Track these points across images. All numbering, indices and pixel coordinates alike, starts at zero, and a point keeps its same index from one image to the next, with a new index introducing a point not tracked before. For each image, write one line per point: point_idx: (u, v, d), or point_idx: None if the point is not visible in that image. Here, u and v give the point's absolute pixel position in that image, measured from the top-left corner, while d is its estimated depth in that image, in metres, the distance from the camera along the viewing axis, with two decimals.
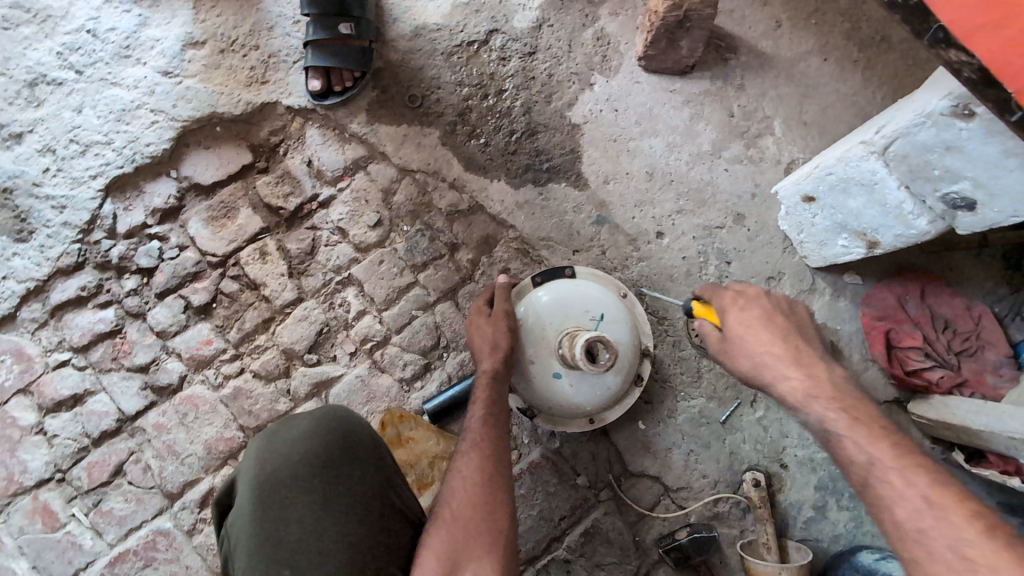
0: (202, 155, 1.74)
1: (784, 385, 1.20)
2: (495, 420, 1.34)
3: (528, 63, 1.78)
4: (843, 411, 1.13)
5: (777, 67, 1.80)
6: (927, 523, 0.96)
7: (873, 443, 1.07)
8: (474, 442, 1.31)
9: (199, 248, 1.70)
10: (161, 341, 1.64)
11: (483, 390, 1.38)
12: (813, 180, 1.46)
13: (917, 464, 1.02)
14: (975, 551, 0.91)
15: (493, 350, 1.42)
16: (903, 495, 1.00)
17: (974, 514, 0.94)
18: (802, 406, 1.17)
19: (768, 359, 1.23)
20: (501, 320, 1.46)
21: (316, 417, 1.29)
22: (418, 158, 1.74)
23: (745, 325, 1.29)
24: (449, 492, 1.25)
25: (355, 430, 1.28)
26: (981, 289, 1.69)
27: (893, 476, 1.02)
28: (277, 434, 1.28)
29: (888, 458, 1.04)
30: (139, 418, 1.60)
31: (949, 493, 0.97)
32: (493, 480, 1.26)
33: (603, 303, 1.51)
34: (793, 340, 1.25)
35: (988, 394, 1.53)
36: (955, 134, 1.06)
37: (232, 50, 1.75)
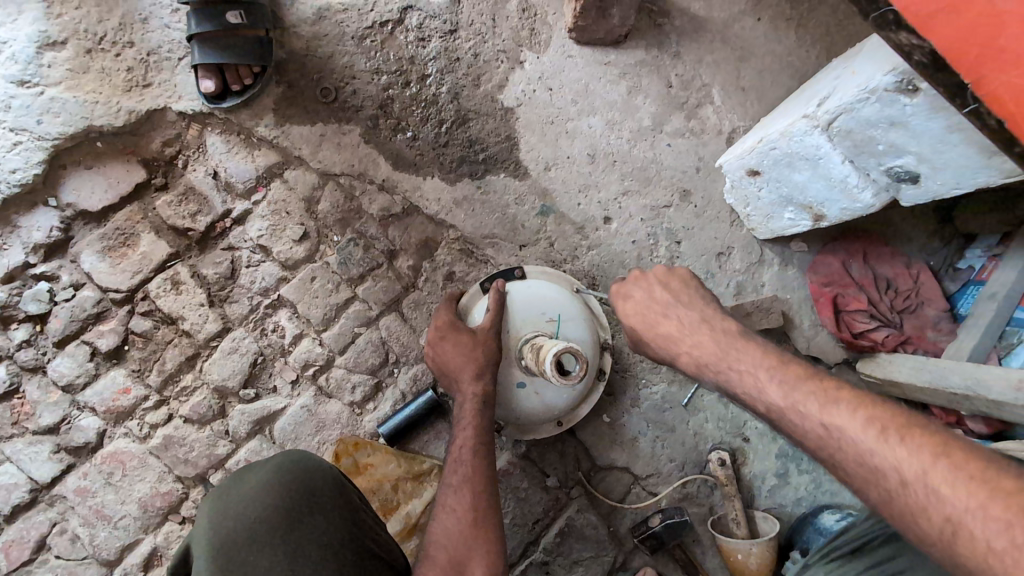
0: (85, 177, 1.50)
1: (682, 358, 1.15)
2: (485, 451, 1.28)
3: (450, 42, 1.62)
4: (729, 365, 1.04)
5: (711, 30, 1.71)
6: (830, 444, 0.86)
7: (761, 384, 0.97)
8: (464, 477, 1.24)
9: (98, 285, 1.49)
10: (69, 397, 1.45)
11: (471, 415, 1.30)
12: (756, 155, 1.41)
13: (805, 390, 0.91)
14: (880, 457, 0.80)
15: (478, 370, 1.33)
16: (801, 427, 0.90)
17: (871, 414, 0.83)
18: (706, 366, 1.09)
19: (663, 339, 1.20)
20: (482, 337, 1.37)
21: (270, 465, 1.19)
22: (340, 160, 1.58)
23: (638, 307, 1.28)
24: (441, 536, 1.18)
25: (317, 472, 1.20)
26: (915, 245, 1.74)
27: (785, 413, 0.92)
28: (227, 491, 1.17)
29: (776, 398, 0.94)
30: (56, 485, 1.42)
31: (840, 406, 0.86)
32: (488, 516, 1.21)
33: (560, 304, 1.46)
34: (682, 310, 1.21)
35: (929, 350, 1.58)
36: (899, 110, 1.02)
37: (101, 50, 1.49)
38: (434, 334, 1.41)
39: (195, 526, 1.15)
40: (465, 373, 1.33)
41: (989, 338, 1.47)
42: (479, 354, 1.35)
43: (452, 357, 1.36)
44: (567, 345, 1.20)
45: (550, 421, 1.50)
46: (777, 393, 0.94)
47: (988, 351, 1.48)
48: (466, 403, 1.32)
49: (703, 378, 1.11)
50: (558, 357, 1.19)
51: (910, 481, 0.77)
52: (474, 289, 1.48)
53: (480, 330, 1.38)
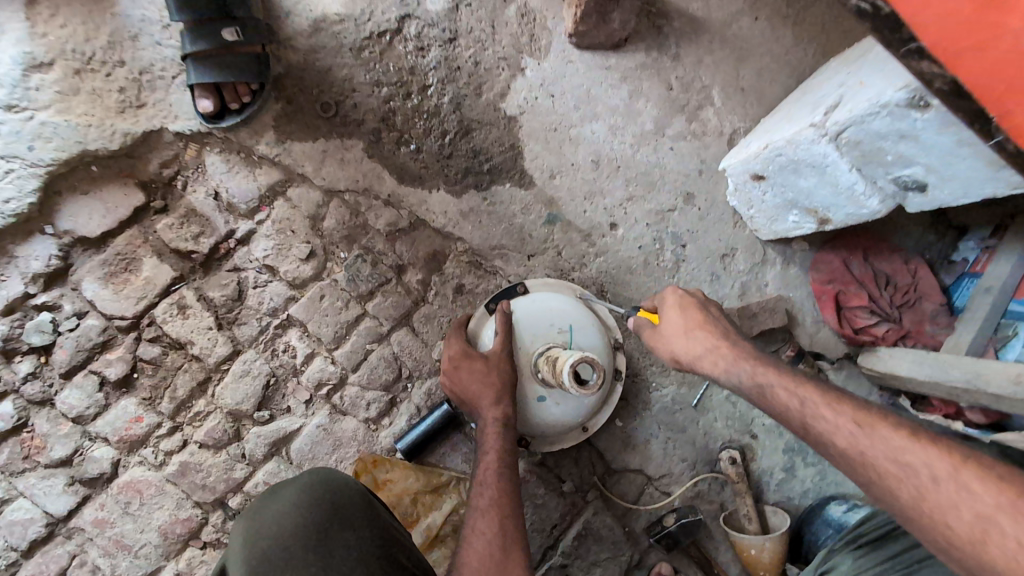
0: (81, 203, 1.46)
1: (716, 356, 1.12)
2: (510, 471, 1.29)
3: (450, 51, 1.59)
4: (767, 367, 1.05)
5: (710, 31, 1.71)
6: (863, 444, 0.87)
7: (798, 385, 0.98)
8: (492, 498, 1.24)
9: (102, 313, 1.46)
10: (80, 428, 1.43)
11: (492, 438, 1.31)
12: (761, 161, 1.42)
13: (840, 395, 0.94)
14: (913, 456, 0.83)
15: (494, 393, 1.35)
16: (837, 424, 0.91)
17: (904, 422, 0.87)
18: (728, 372, 1.09)
19: (699, 336, 1.16)
20: (495, 358, 1.39)
21: (301, 485, 1.20)
22: (344, 176, 1.56)
23: (681, 309, 1.22)
24: (472, 559, 1.16)
25: (345, 491, 1.21)
26: (911, 240, 1.78)
27: (821, 408, 0.93)
28: (258, 512, 1.16)
29: (814, 396, 0.95)
30: (73, 518, 1.42)
31: (871, 410, 0.90)
32: (518, 537, 1.20)
33: (570, 314, 1.48)
34: (719, 321, 1.18)
35: (928, 344, 1.62)
36: (910, 124, 1.03)
37: (91, 69, 1.44)
38: (447, 360, 1.42)
39: (228, 552, 1.14)
40: (484, 394, 1.35)
41: (986, 332, 1.51)
42: (496, 375, 1.37)
43: (467, 381, 1.37)
44: (581, 355, 1.21)
45: (574, 429, 1.52)
46: (814, 395, 0.96)
47: (985, 343, 1.51)
48: (487, 425, 1.33)
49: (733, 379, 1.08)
50: (575, 368, 1.20)
51: (943, 477, 0.79)
52: (481, 311, 1.50)
53: (492, 351, 1.40)
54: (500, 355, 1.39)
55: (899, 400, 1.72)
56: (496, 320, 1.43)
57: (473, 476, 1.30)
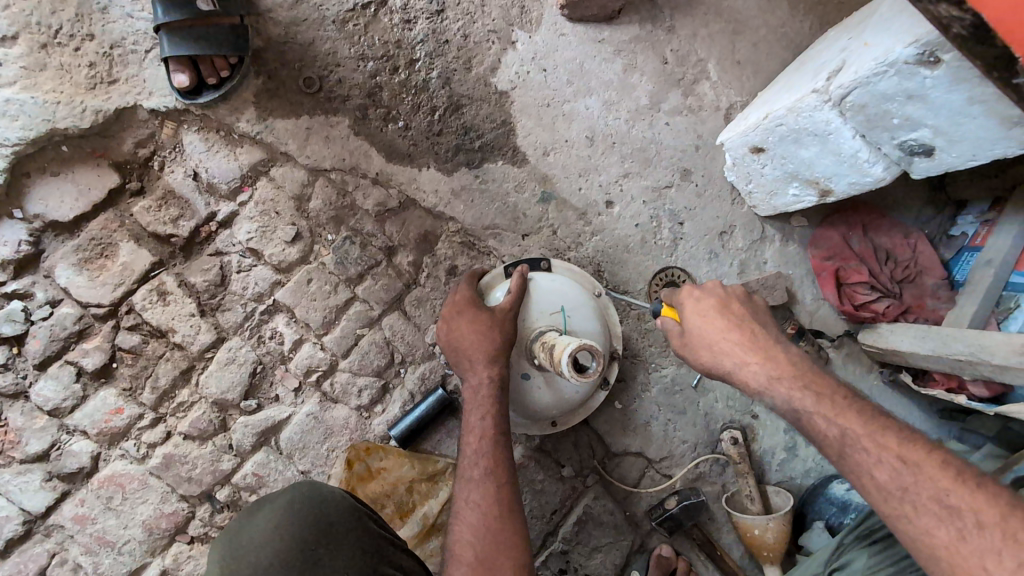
0: (52, 185, 1.39)
1: (744, 373, 1.11)
2: (502, 441, 1.24)
3: (438, 23, 1.53)
4: (806, 389, 1.04)
5: (705, 2, 1.66)
6: (907, 481, 0.89)
7: (839, 413, 0.99)
8: (485, 469, 1.21)
9: (77, 300, 1.39)
10: (57, 421, 1.36)
11: (488, 403, 1.26)
12: (761, 132, 1.38)
13: (884, 425, 0.95)
14: (957, 497, 0.85)
15: (494, 357, 1.28)
16: (879, 459, 0.93)
17: (949, 461, 0.89)
18: (765, 389, 1.08)
19: (725, 347, 1.13)
20: (501, 318, 1.31)
21: (283, 503, 1.13)
22: (329, 154, 1.49)
23: (708, 311, 1.18)
24: (465, 532, 1.16)
25: (329, 505, 1.14)
26: (909, 215, 1.76)
27: (864, 442, 0.95)
28: (238, 535, 1.10)
29: (856, 427, 0.96)
30: (51, 515, 1.35)
31: (918, 445, 0.92)
32: (511, 509, 1.19)
33: (566, 296, 1.41)
34: (750, 326, 1.15)
35: (929, 318, 1.60)
36: (918, 83, 1.00)
37: (58, 44, 1.37)
38: (451, 315, 1.35)
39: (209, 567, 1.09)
40: (480, 356, 1.28)
41: (987, 305, 1.49)
42: (496, 337, 1.29)
43: (467, 339, 1.30)
44: (581, 342, 1.12)
45: (540, 421, 1.46)
46: (857, 424, 0.97)
47: (987, 316, 1.49)
48: (481, 388, 1.27)
49: (763, 398, 1.09)
50: (573, 355, 1.11)
51: (988, 524, 0.82)
52: (500, 270, 1.45)
53: (499, 310, 1.32)
54: (509, 317, 1.32)
55: (900, 375, 1.70)
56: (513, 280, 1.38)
57: (464, 442, 1.25)
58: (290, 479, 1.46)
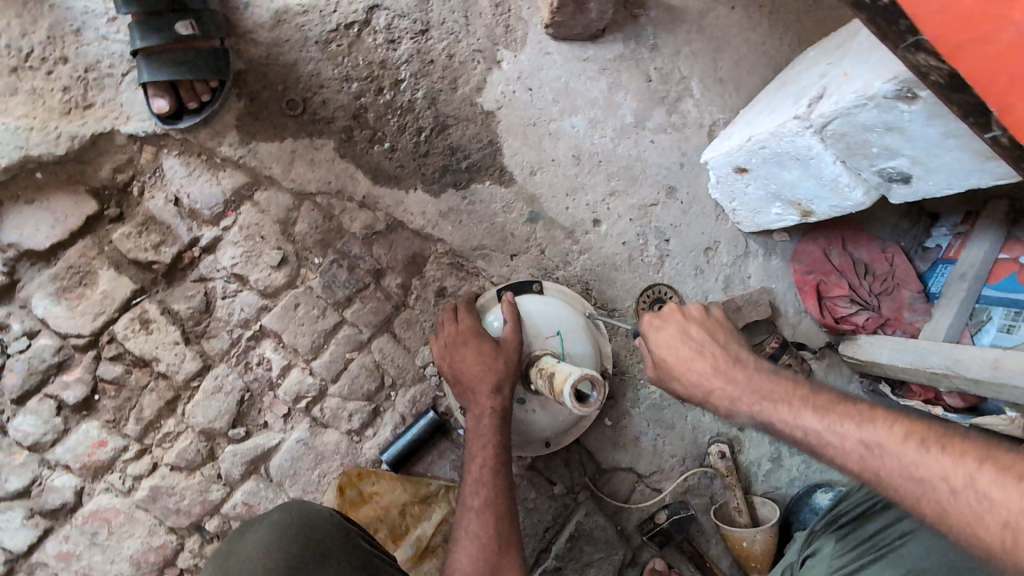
0: (27, 213, 1.35)
1: (713, 399, 1.07)
2: (504, 471, 1.24)
3: (422, 43, 1.53)
4: (762, 398, 1.00)
5: (688, 21, 1.68)
6: (876, 465, 0.84)
7: (795, 411, 0.95)
8: (485, 502, 1.21)
9: (56, 331, 1.35)
10: (37, 456, 1.33)
11: (490, 435, 1.26)
12: (745, 153, 1.40)
13: (839, 412, 0.90)
14: (928, 468, 0.80)
15: (497, 388, 1.28)
16: (841, 446, 0.88)
17: (913, 431, 0.83)
18: (729, 415, 1.05)
19: (692, 380, 1.10)
20: (505, 348, 1.33)
21: (271, 524, 1.12)
22: (315, 177, 1.48)
23: (674, 336, 1.15)
24: (465, 563, 1.14)
25: (318, 523, 1.14)
26: (887, 228, 1.81)
27: (824, 436, 0.90)
28: (229, 555, 1.08)
29: (815, 423, 0.91)
30: (34, 553, 1.32)
31: (877, 422, 0.86)
32: (510, 541, 1.19)
33: (559, 320, 1.43)
34: (712, 349, 1.10)
35: (906, 331, 1.65)
36: (897, 117, 1.02)
37: (30, 68, 1.33)
38: (452, 343, 1.34)
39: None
40: (485, 385, 1.28)
41: (962, 316, 1.54)
42: (500, 366, 1.30)
43: (470, 368, 1.30)
44: (582, 371, 1.11)
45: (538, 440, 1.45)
46: (815, 417, 0.92)
47: (960, 329, 1.54)
48: (483, 417, 1.27)
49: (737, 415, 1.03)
50: (576, 386, 1.09)
51: (961, 488, 0.77)
52: (491, 295, 1.46)
53: (505, 341, 1.34)
54: (511, 347, 1.33)
55: (879, 386, 1.75)
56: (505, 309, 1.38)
57: (467, 473, 1.25)
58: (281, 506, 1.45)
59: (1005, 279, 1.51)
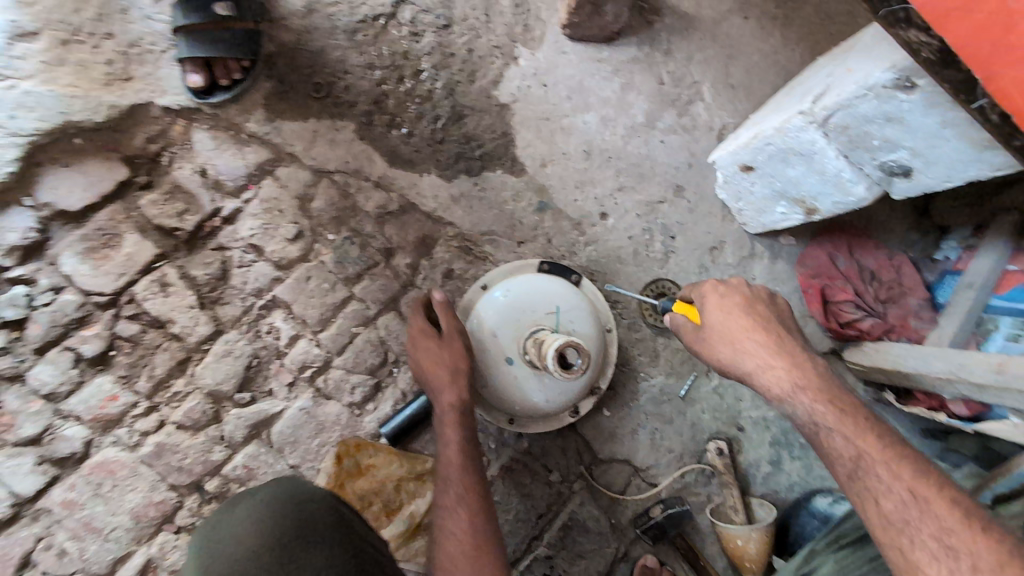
0: (63, 175, 1.42)
1: (768, 376, 1.13)
2: (473, 455, 1.28)
3: (444, 37, 1.60)
4: (831, 403, 1.07)
5: (701, 28, 1.74)
6: (911, 515, 0.93)
7: (860, 435, 1.02)
8: (459, 489, 1.24)
9: (80, 288, 1.42)
10: (51, 406, 1.38)
11: (452, 427, 1.28)
12: (750, 151, 1.44)
13: (901, 453, 0.98)
14: (957, 539, 0.88)
15: (455, 380, 1.32)
16: (889, 488, 0.96)
17: (964, 509, 0.90)
18: (789, 398, 1.10)
19: (750, 352, 1.15)
20: (455, 343, 1.35)
21: (260, 501, 1.11)
22: (335, 157, 1.55)
23: (737, 305, 1.21)
24: (448, 545, 1.18)
25: (308, 501, 1.13)
26: (895, 238, 1.81)
27: (877, 467, 0.98)
28: (216, 532, 1.08)
29: (875, 453, 0.99)
30: (40, 500, 1.36)
31: (931, 480, 0.94)
32: (487, 519, 1.22)
33: (559, 297, 1.46)
34: (777, 330, 1.17)
35: (911, 337, 1.64)
36: (896, 107, 1.05)
37: (78, 41, 1.42)
38: (416, 343, 1.38)
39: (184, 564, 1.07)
40: (441, 379, 1.31)
41: (969, 324, 1.52)
42: (461, 360, 1.33)
43: (434, 369, 1.33)
44: (568, 337, 1.17)
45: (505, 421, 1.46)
46: (875, 448, 1.00)
47: (968, 336, 1.52)
48: (446, 410, 1.31)
49: (793, 404, 1.10)
50: (561, 351, 1.15)
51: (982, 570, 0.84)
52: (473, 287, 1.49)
53: (446, 335, 1.35)
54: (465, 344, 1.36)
55: (883, 394, 1.74)
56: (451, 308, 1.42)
57: (440, 463, 1.28)
58: (280, 472, 1.48)
59: (1013, 290, 1.50)
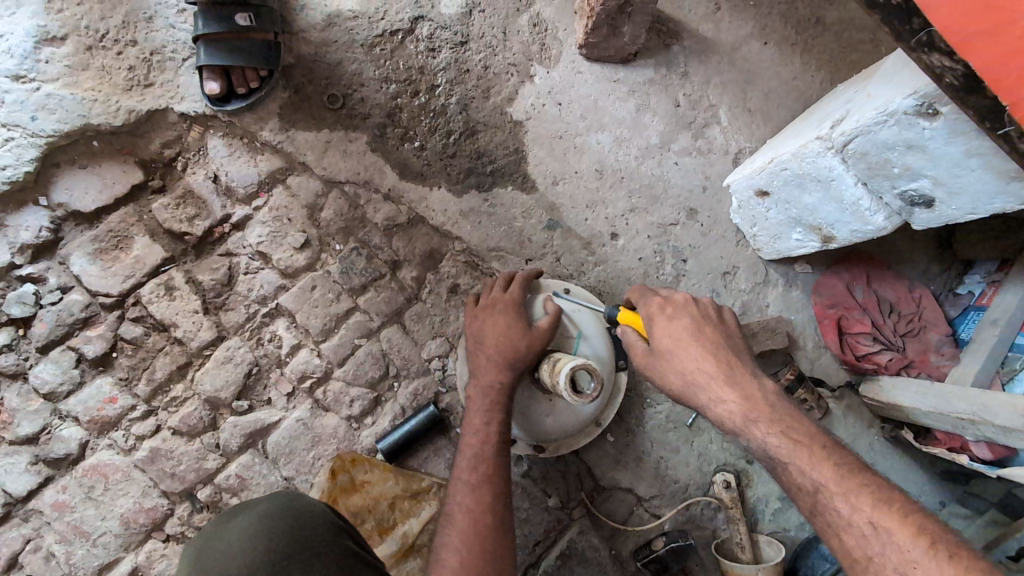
0: (79, 176, 1.45)
1: (721, 410, 1.13)
2: (503, 447, 1.24)
3: (461, 54, 1.61)
4: (783, 433, 1.06)
5: (719, 52, 1.73)
6: (875, 550, 0.91)
7: (816, 464, 1.01)
8: (484, 474, 1.20)
9: (87, 288, 1.43)
10: (51, 405, 1.38)
11: (495, 406, 1.26)
12: (766, 175, 1.41)
13: (860, 481, 0.97)
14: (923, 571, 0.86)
15: (511, 363, 1.28)
16: (850, 523, 0.95)
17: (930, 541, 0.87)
18: (741, 431, 1.10)
19: (702, 380, 1.15)
20: (532, 331, 1.32)
21: (258, 512, 1.09)
22: (346, 168, 1.55)
23: (687, 330, 1.20)
24: (453, 535, 1.13)
25: (309, 518, 1.10)
26: (916, 270, 1.75)
27: (835, 500, 0.97)
28: (211, 543, 1.05)
29: (831, 485, 0.98)
30: (32, 500, 1.35)
31: (895, 510, 0.92)
32: (501, 520, 1.17)
33: (585, 322, 1.42)
34: (724, 355, 1.17)
35: (932, 373, 1.57)
36: (917, 134, 1.02)
37: (102, 47, 1.45)
38: (484, 313, 1.36)
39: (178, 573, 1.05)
40: (496, 359, 1.29)
41: (993, 363, 1.45)
42: (523, 344, 1.30)
43: (491, 341, 1.31)
44: (584, 361, 1.15)
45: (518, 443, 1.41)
46: (832, 477, 0.99)
47: (992, 375, 1.46)
48: (490, 391, 1.28)
49: (745, 436, 1.10)
50: (573, 372, 1.13)
51: None
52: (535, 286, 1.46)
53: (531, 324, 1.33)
54: (536, 332, 1.32)
55: (901, 433, 1.67)
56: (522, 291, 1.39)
57: (464, 443, 1.24)
58: (273, 484, 1.45)
59: None
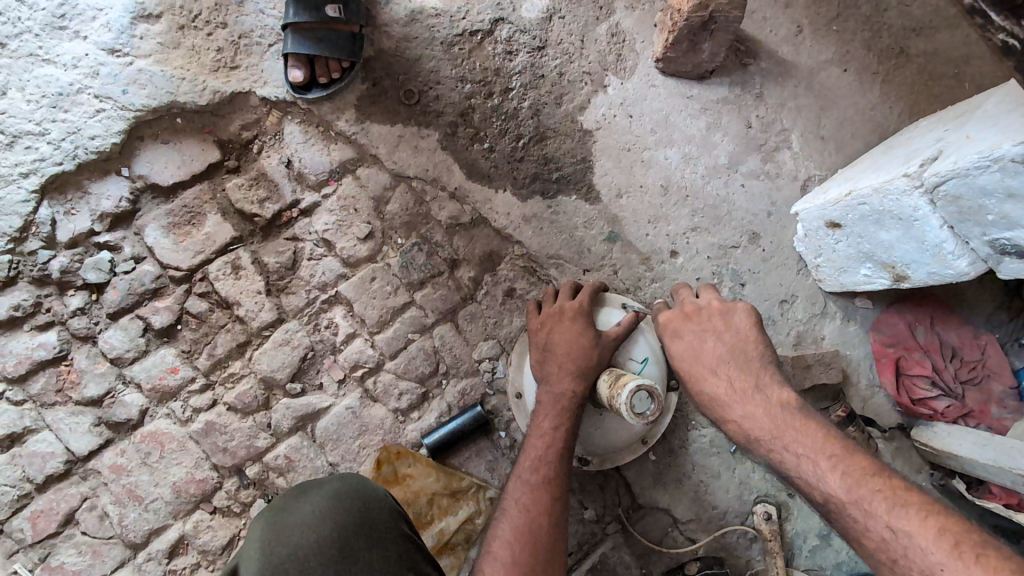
0: (160, 151, 1.49)
1: (731, 426, 1.15)
2: (565, 451, 1.25)
3: (537, 59, 1.61)
4: (786, 444, 1.06)
5: (797, 76, 1.70)
6: (899, 553, 0.88)
7: (823, 469, 1.00)
8: (544, 477, 1.21)
9: (159, 260, 1.47)
10: (116, 369, 1.43)
11: (564, 414, 1.27)
12: (841, 208, 1.38)
13: (873, 482, 0.94)
14: (949, 572, 0.82)
15: (580, 373, 1.28)
16: (868, 528, 0.92)
17: (949, 535, 0.84)
18: (752, 447, 1.11)
19: (709, 398, 1.18)
20: (603, 343, 1.32)
21: (329, 491, 1.12)
22: (415, 164, 1.56)
23: (689, 346, 1.24)
24: (507, 530, 1.16)
25: (373, 502, 1.12)
26: (984, 316, 1.68)
27: (849, 508, 0.95)
28: (283, 515, 1.08)
29: (839, 492, 0.96)
30: (92, 459, 1.40)
31: (913, 511, 0.89)
32: (556, 524, 1.18)
33: (649, 345, 1.40)
34: (728, 369, 1.17)
35: (992, 426, 1.55)
36: (1022, 183, 0.99)
37: (194, 27, 1.49)
38: (553, 318, 1.37)
39: (246, 542, 1.08)
40: (568, 368, 1.29)
41: None
42: (593, 356, 1.30)
43: (561, 348, 1.32)
44: (647, 383, 1.14)
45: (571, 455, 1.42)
46: (843, 482, 0.97)
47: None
48: (560, 400, 1.28)
49: (752, 450, 1.12)
50: (635, 392, 1.12)
51: None
52: (609, 297, 1.44)
53: (604, 336, 1.33)
54: (608, 345, 1.33)
55: (953, 481, 1.61)
56: (591, 300, 1.39)
57: (529, 444, 1.26)
58: (319, 468, 1.47)
59: None
